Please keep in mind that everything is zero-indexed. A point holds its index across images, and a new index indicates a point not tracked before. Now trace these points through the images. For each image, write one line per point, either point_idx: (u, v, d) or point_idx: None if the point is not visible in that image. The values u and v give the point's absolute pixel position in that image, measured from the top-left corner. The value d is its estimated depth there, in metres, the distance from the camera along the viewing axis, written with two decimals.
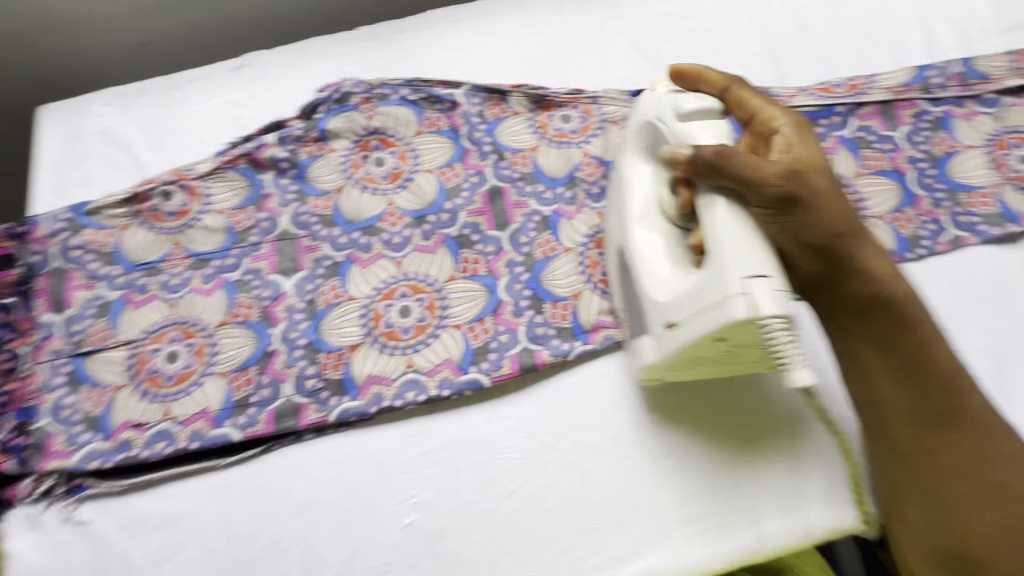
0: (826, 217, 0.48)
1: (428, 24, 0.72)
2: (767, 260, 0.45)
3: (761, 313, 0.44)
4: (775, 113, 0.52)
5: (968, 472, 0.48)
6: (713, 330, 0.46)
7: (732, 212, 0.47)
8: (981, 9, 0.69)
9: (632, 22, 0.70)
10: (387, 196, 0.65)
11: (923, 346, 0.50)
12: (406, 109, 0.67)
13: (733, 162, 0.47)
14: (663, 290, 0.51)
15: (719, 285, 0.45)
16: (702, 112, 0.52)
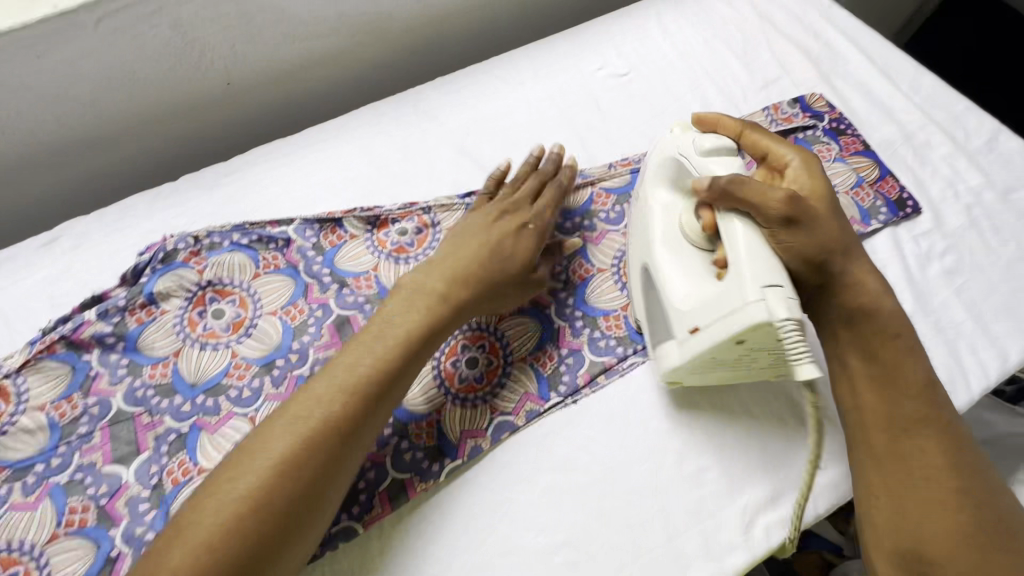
0: (825, 232, 0.54)
1: (253, 163, 0.74)
2: (779, 271, 0.48)
3: (777, 318, 0.47)
4: (787, 149, 0.61)
5: (933, 485, 0.49)
6: (739, 333, 0.48)
7: (749, 228, 0.51)
8: (737, 74, 0.83)
9: (451, 130, 0.77)
10: (229, 347, 0.61)
11: (908, 356, 0.54)
12: (240, 253, 0.66)
13: (741, 187, 0.51)
14: (684, 300, 0.53)
15: (739, 291, 0.49)
16: (717, 150, 0.56)
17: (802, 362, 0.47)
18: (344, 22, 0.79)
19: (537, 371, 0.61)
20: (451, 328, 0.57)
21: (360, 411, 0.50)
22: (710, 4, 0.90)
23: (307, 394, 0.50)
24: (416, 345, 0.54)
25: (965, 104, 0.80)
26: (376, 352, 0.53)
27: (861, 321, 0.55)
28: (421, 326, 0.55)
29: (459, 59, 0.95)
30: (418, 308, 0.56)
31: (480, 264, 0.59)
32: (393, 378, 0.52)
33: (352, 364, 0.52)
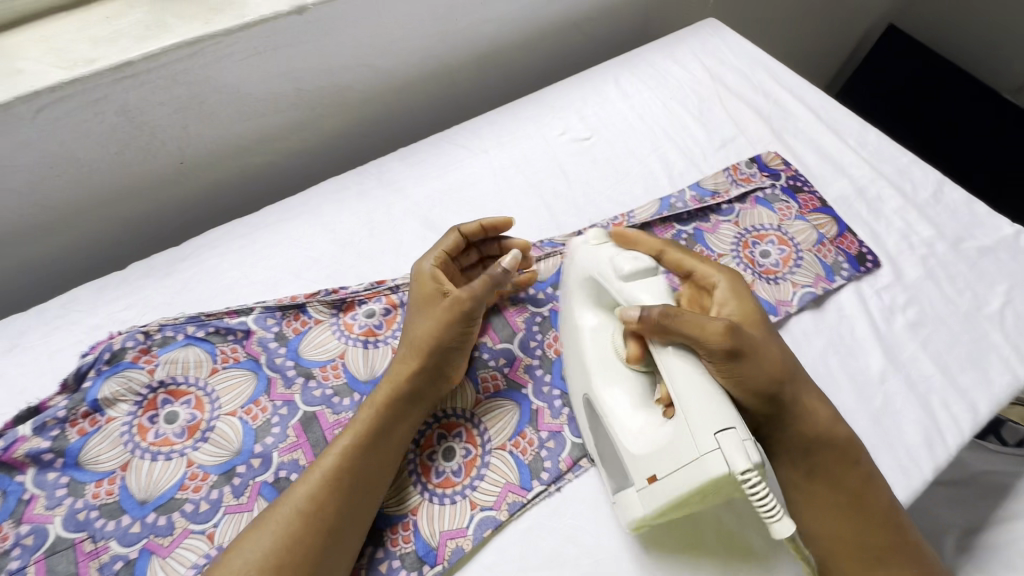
0: (768, 364, 0.52)
1: (210, 246, 0.71)
2: (732, 412, 0.45)
3: (738, 471, 0.42)
4: (710, 270, 0.61)
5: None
6: (695, 487, 0.45)
7: (688, 360, 0.49)
8: (696, 135, 0.86)
9: (417, 203, 0.76)
10: (184, 455, 0.57)
11: (869, 484, 0.54)
12: (195, 349, 0.62)
13: (683, 318, 0.50)
14: (637, 443, 0.50)
15: (692, 443, 0.45)
16: (638, 273, 0.56)
17: (776, 518, 0.41)
18: (302, 96, 0.78)
19: (518, 458, 0.58)
20: (412, 410, 0.57)
21: (336, 500, 0.50)
22: (664, 66, 0.94)
23: (288, 490, 0.51)
24: (375, 429, 0.54)
25: (910, 157, 0.84)
26: (347, 442, 0.53)
27: (818, 450, 0.54)
28: (381, 412, 0.55)
29: (421, 124, 0.94)
30: (380, 395, 0.56)
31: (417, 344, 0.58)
32: (363, 466, 0.52)
33: (325, 458, 0.53)
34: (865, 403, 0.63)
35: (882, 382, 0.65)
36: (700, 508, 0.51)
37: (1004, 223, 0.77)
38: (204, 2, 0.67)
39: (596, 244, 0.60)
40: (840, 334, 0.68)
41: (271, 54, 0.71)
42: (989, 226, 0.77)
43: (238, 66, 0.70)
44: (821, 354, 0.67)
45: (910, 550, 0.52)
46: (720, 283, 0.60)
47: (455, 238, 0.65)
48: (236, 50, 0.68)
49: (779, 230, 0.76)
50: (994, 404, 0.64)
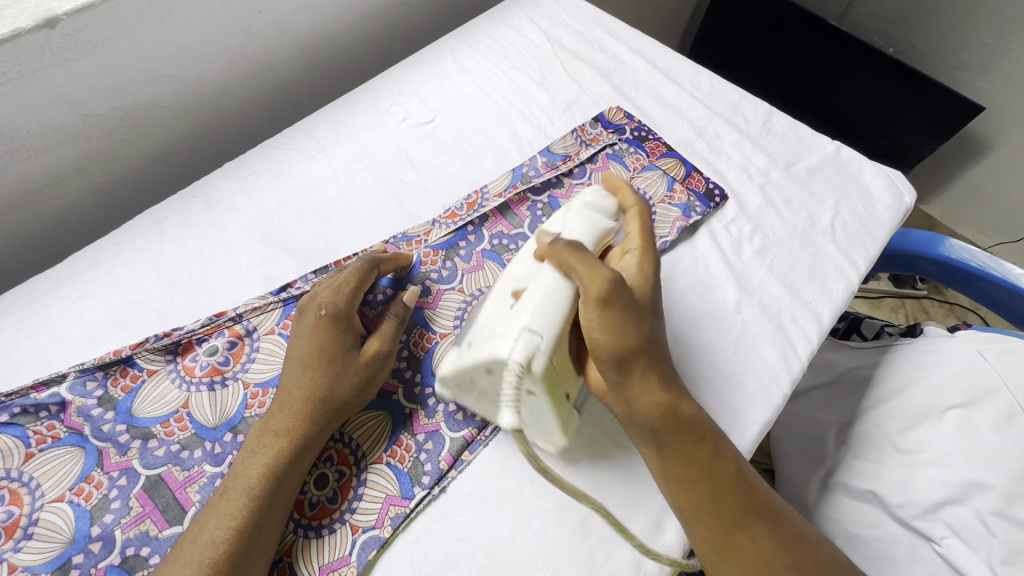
0: (624, 331, 0.51)
1: (6, 311, 0.61)
2: (552, 328, 0.51)
3: (512, 358, 0.49)
4: (637, 237, 0.59)
5: (771, 569, 0.49)
6: (488, 362, 0.51)
7: (553, 282, 0.53)
8: (540, 100, 0.85)
9: (252, 220, 0.69)
10: (3, 561, 0.49)
11: (715, 450, 0.52)
12: (1, 436, 0.53)
13: (583, 254, 0.52)
14: (482, 320, 0.55)
15: (512, 325, 0.51)
16: (593, 208, 0.61)
17: (507, 411, 0.52)
18: (91, 123, 0.68)
19: (396, 469, 0.56)
20: (308, 455, 0.52)
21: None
22: (501, 35, 0.91)
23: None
24: (261, 484, 0.49)
25: (740, 93, 0.88)
26: (228, 512, 0.47)
27: (668, 426, 0.52)
28: (269, 469, 0.50)
29: (253, 129, 0.87)
30: (267, 449, 0.51)
31: (312, 377, 0.53)
32: (252, 533, 0.47)
33: (201, 534, 0.47)
34: (724, 334, 0.67)
35: (739, 312, 0.68)
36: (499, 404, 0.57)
37: (826, 141, 0.84)
38: None
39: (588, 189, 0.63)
40: (697, 273, 0.71)
41: (29, 79, 0.60)
42: (813, 146, 0.83)
43: None
44: (682, 296, 0.69)
45: (771, 521, 0.51)
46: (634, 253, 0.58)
47: (364, 260, 0.60)
48: None
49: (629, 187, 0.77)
50: (835, 310, 0.70)
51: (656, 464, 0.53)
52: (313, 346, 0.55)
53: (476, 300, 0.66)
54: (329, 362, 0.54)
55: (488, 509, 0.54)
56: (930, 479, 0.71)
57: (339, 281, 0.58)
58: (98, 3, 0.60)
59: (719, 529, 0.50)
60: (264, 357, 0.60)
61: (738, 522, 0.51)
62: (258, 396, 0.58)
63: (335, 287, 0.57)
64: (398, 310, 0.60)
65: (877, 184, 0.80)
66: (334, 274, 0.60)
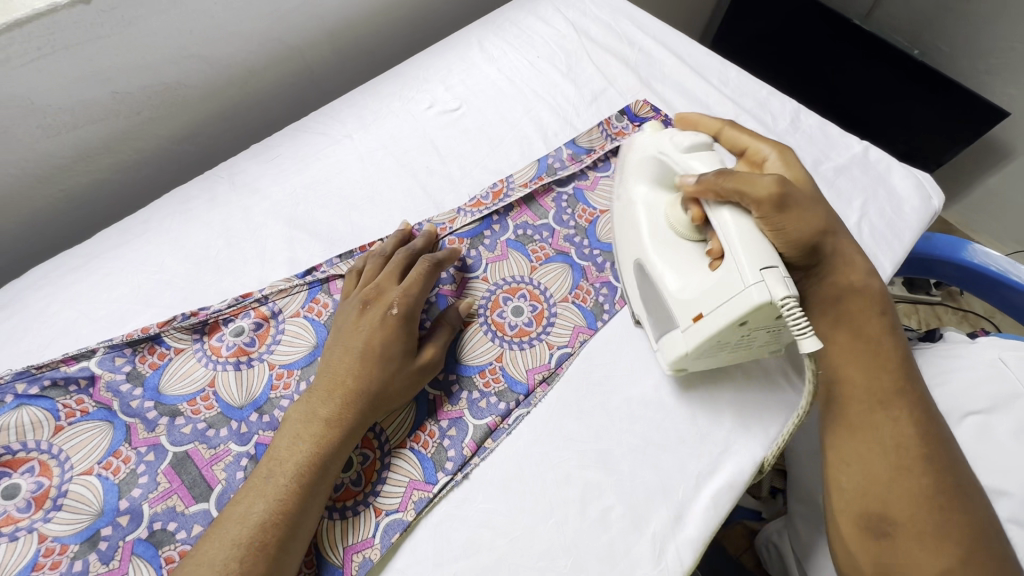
0: (806, 219, 0.55)
1: (36, 286, 0.62)
2: (772, 254, 0.51)
3: (778, 297, 0.48)
4: (762, 145, 0.66)
5: (899, 452, 0.53)
6: (741, 316, 0.50)
7: (736, 214, 0.53)
8: (567, 91, 0.84)
9: (278, 202, 0.70)
10: (34, 530, 0.49)
11: (887, 333, 0.59)
12: (30, 408, 0.53)
13: (733, 176, 0.54)
14: (682, 291, 0.56)
15: (738, 276, 0.50)
16: (698, 146, 0.62)
17: (806, 335, 0.47)
18: (120, 101, 0.68)
19: (420, 454, 0.56)
20: (352, 443, 0.52)
21: (269, 560, 0.45)
22: (528, 24, 0.91)
23: (200, 557, 0.45)
24: (309, 467, 0.49)
25: (767, 90, 0.87)
26: (273, 493, 0.48)
27: (845, 300, 0.59)
28: (315, 454, 0.50)
29: (277, 113, 0.87)
30: (314, 433, 0.51)
31: (368, 369, 0.54)
32: (296, 516, 0.48)
33: (246, 513, 0.47)
34: None
35: None
36: (731, 358, 0.59)
37: (854, 141, 0.83)
38: None
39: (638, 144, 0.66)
40: None
41: (62, 55, 0.60)
42: (841, 145, 0.82)
43: (23, 73, 0.59)
44: None
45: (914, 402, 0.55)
46: (771, 155, 0.65)
47: (427, 260, 0.61)
48: (13, 53, 0.57)
49: None
50: None
51: (827, 346, 0.59)
52: (374, 339, 0.55)
53: (500, 290, 0.66)
54: (388, 357, 0.55)
55: (511, 496, 0.55)
56: None
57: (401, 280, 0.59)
58: None
59: (859, 407, 0.56)
60: (290, 339, 0.60)
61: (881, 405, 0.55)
62: (283, 377, 0.58)
63: (404, 288, 0.58)
64: (451, 315, 0.62)
65: (905, 186, 0.79)
66: (394, 273, 0.61)
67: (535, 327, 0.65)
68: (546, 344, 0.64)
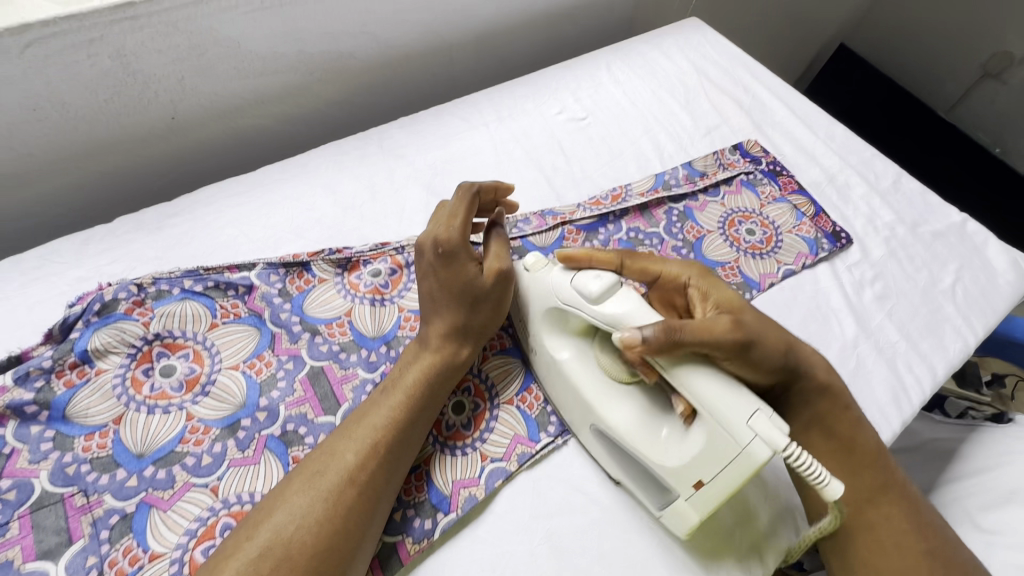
0: (768, 345, 0.55)
1: (204, 202, 0.69)
2: (750, 394, 0.47)
3: (777, 450, 0.45)
4: (675, 269, 0.60)
5: (905, 549, 0.54)
6: (742, 476, 0.46)
7: (707, 375, 0.48)
8: (683, 121, 0.91)
9: (419, 169, 0.76)
10: (183, 409, 0.54)
11: (858, 431, 0.60)
12: (193, 303, 0.60)
13: (687, 329, 0.48)
14: (666, 459, 0.50)
15: (728, 435, 0.46)
16: (606, 291, 0.52)
17: (826, 483, 0.46)
18: (302, 59, 0.77)
19: (525, 413, 0.60)
20: (456, 376, 0.57)
21: (381, 461, 0.49)
22: (652, 58, 0.98)
23: (326, 449, 0.50)
24: (422, 388, 0.54)
25: (872, 151, 0.92)
26: (389, 405, 0.52)
27: (813, 402, 0.60)
28: (425, 377, 0.55)
29: (417, 97, 0.95)
30: (424, 361, 0.56)
31: (446, 308, 0.57)
32: (407, 428, 0.52)
33: (364, 419, 0.52)
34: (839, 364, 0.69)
35: (855, 347, 0.71)
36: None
37: (953, 212, 0.86)
38: None
39: (542, 270, 0.58)
40: (817, 303, 0.74)
41: (277, 11, 0.69)
42: (940, 213, 0.86)
43: (243, 20, 0.67)
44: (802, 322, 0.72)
45: (902, 499, 0.57)
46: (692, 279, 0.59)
47: (467, 194, 0.62)
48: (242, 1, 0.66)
49: (760, 214, 0.81)
50: (949, 367, 0.71)
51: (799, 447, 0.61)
52: (441, 284, 0.58)
53: None
54: (458, 295, 0.57)
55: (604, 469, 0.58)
56: (1008, 562, 0.68)
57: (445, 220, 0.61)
58: None
59: (848, 504, 0.57)
60: (419, 288, 0.66)
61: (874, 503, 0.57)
62: (410, 320, 0.63)
63: (447, 223, 0.60)
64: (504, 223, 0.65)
65: (1001, 261, 0.82)
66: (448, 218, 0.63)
67: None
68: None
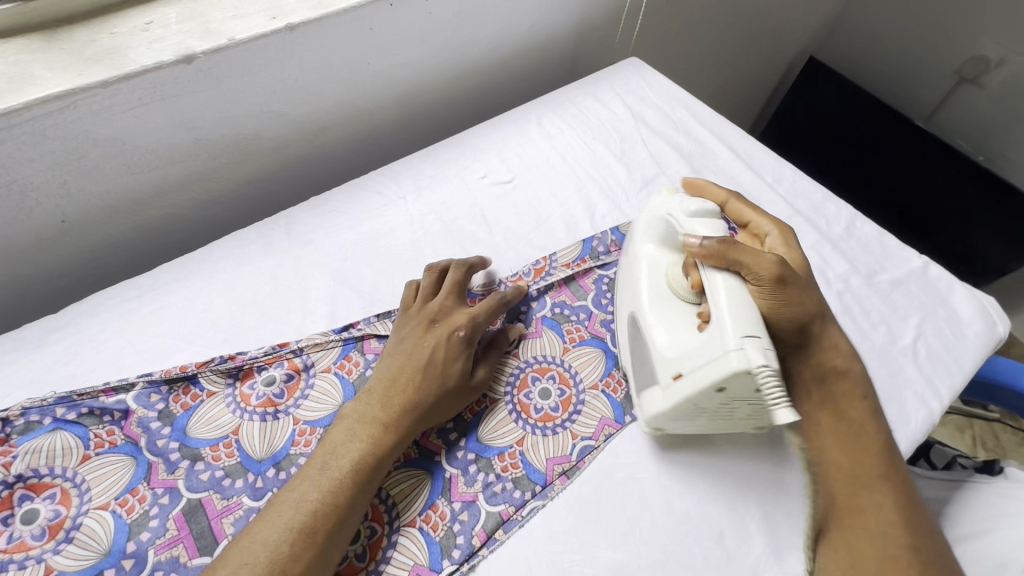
0: (799, 299, 0.59)
1: (92, 312, 0.65)
2: (757, 324, 0.52)
3: (755, 365, 0.49)
4: (764, 220, 0.70)
5: (887, 536, 0.55)
6: (716, 381, 0.51)
7: (731, 280, 0.55)
8: (619, 174, 0.86)
9: (328, 254, 0.72)
10: (42, 561, 0.50)
11: (868, 414, 0.61)
12: (64, 433, 0.55)
13: (739, 247, 0.56)
14: (667, 347, 0.56)
15: (720, 340, 0.52)
16: (703, 213, 0.63)
17: (779, 406, 0.50)
18: (201, 146, 0.73)
19: (428, 536, 0.54)
20: (403, 446, 0.55)
21: (317, 546, 0.47)
22: (587, 106, 0.93)
23: (252, 536, 0.47)
24: (363, 464, 0.52)
25: (823, 192, 0.86)
26: (328, 483, 0.50)
27: (830, 380, 0.63)
28: (368, 453, 0.52)
29: (341, 166, 0.91)
30: (367, 434, 0.53)
31: (418, 378, 0.57)
32: (345, 510, 0.49)
33: (300, 500, 0.49)
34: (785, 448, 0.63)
35: None
36: (711, 423, 0.59)
37: (913, 255, 0.80)
38: (80, 52, 0.61)
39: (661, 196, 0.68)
40: None
41: (159, 104, 0.65)
42: (899, 258, 0.80)
43: (122, 118, 0.64)
44: None
45: (894, 484, 0.58)
46: (771, 232, 0.68)
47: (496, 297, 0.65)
48: (117, 101, 0.62)
49: None
50: (911, 441, 0.64)
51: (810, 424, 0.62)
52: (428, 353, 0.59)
53: (529, 368, 0.65)
54: (447, 371, 0.58)
55: None
56: None
57: (451, 299, 0.63)
58: (231, 45, 0.65)
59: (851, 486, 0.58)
60: (317, 394, 0.61)
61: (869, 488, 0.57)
62: (305, 433, 0.58)
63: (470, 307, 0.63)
64: (503, 340, 0.65)
65: (967, 308, 0.75)
66: (430, 282, 0.65)
67: (561, 414, 0.63)
68: (570, 433, 0.61)
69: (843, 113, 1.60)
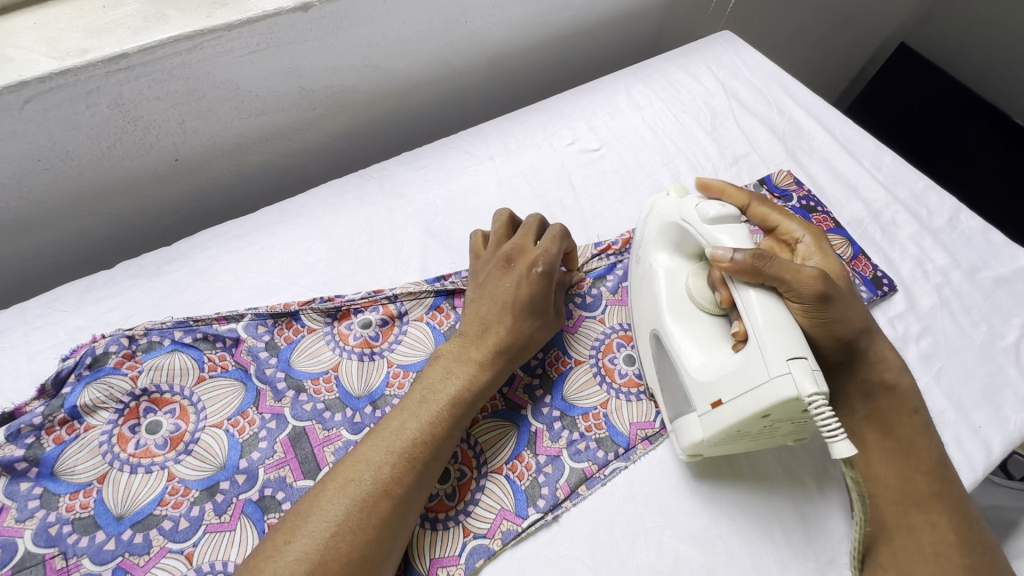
0: (849, 314, 0.53)
1: (203, 247, 0.69)
2: (801, 344, 0.47)
3: (806, 393, 0.45)
4: (794, 225, 0.63)
5: (943, 559, 0.51)
6: (764, 408, 0.47)
7: (764, 299, 0.50)
8: (708, 150, 0.84)
9: (419, 209, 0.74)
10: (166, 468, 0.54)
11: (920, 430, 0.56)
12: (182, 355, 0.59)
13: (774, 263, 0.50)
14: (702, 370, 0.53)
15: (764, 365, 0.47)
16: (725, 218, 0.56)
17: (837, 438, 0.43)
18: (304, 95, 0.75)
19: (513, 484, 0.56)
20: (494, 389, 0.55)
21: (417, 473, 0.48)
22: (678, 78, 0.91)
23: (359, 454, 0.47)
24: (461, 399, 0.52)
25: (925, 181, 0.82)
26: (428, 416, 0.50)
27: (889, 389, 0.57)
28: (467, 388, 0.53)
29: (426, 128, 0.93)
30: (464, 371, 0.54)
31: (500, 317, 0.57)
32: (443, 440, 0.50)
33: (401, 427, 0.49)
34: None
35: None
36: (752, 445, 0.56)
37: (1020, 253, 0.76)
38: None
39: (670, 198, 0.62)
40: None
41: (274, 51, 0.67)
42: (1005, 255, 0.76)
43: (239, 62, 0.66)
44: None
45: (948, 503, 0.53)
46: (804, 238, 0.62)
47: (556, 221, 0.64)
48: (238, 45, 0.64)
49: None
50: (1008, 442, 0.62)
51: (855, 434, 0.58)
52: (502, 290, 0.58)
53: (614, 334, 0.66)
54: (528, 308, 0.58)
55: (600, 548, 0.53)
56: None
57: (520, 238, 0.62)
58: None
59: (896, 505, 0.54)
60: (410, 341, 0.63)
61: (919, 505, 0.54)
62: (399, 376, 0.61)
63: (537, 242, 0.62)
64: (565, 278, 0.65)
65: None
66: (503, 223, 0.65)
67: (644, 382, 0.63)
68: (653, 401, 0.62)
69: (940, 105, 1.49)
